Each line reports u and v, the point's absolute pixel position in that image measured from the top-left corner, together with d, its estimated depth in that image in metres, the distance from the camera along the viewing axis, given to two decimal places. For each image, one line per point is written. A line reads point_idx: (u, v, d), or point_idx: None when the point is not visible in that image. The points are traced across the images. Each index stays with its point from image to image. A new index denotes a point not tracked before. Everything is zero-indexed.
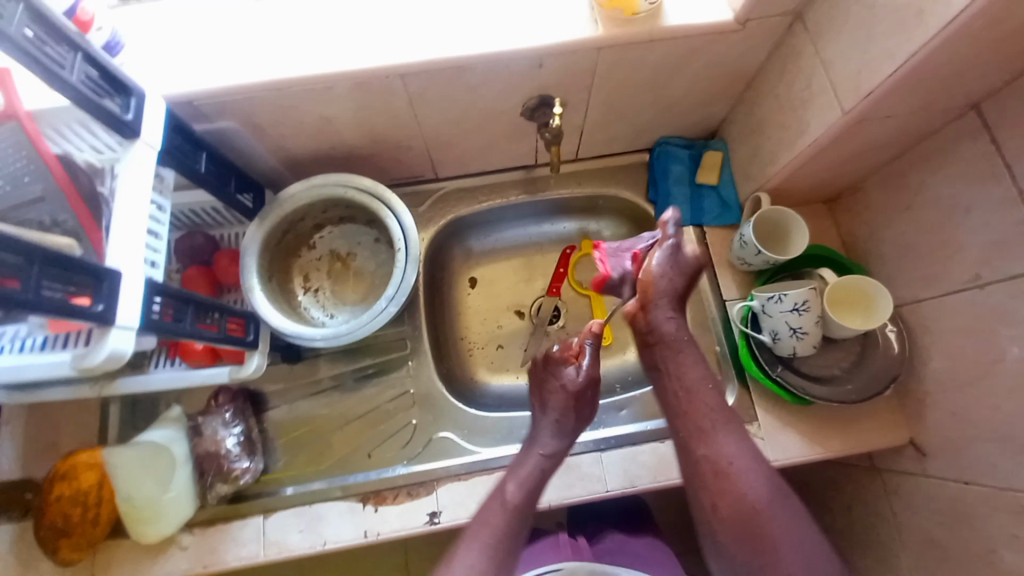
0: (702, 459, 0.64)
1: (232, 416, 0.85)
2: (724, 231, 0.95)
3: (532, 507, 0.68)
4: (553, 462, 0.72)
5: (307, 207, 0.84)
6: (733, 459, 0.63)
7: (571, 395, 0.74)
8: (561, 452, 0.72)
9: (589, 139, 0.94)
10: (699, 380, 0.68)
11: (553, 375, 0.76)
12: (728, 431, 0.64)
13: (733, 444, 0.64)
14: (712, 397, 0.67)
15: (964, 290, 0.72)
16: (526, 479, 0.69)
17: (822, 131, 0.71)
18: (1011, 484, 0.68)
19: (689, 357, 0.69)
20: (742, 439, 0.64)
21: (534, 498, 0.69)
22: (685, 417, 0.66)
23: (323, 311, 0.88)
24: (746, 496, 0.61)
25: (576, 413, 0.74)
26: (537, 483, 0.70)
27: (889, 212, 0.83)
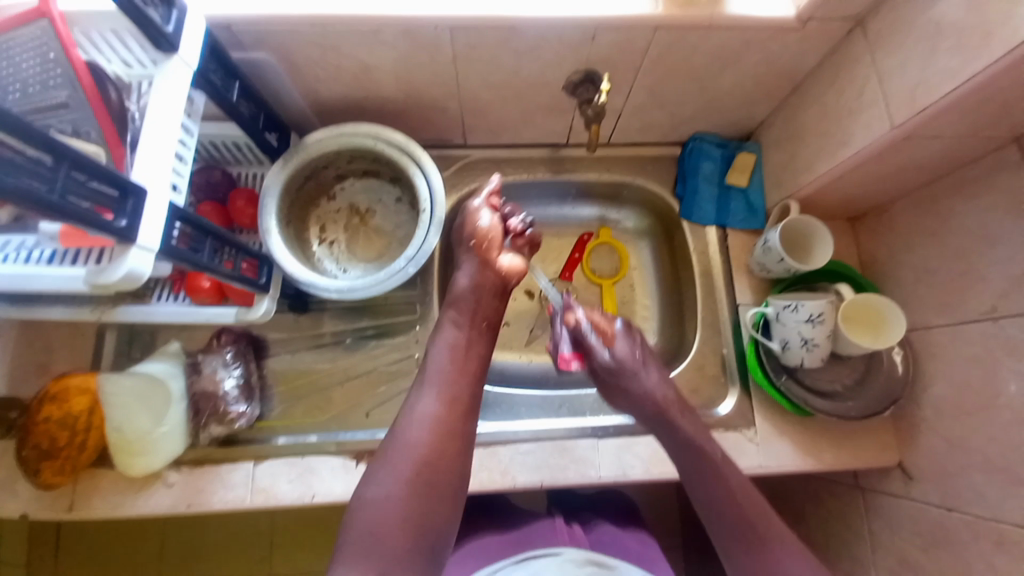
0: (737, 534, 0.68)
1: (233, 356, 0.83)
2: (746, 236, 0.94)
3: (451, 412, 0.64)
4: (467, 361, 0.68)
5: (334, 155, 0.81)
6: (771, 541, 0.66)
7: (489, 238, 0.76)
8: (460, 354, 0.69)
9: (625, 124, 0.93)
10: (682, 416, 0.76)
11: (471, 213, 0.79)
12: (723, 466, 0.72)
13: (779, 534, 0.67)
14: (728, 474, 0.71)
15: (977, 320, 0.73)
16: (432, 389, 0.65)
17: (864, 144, 0.71)
18: (996, 513, 0.70)
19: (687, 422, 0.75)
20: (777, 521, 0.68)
21: (449, 405, 0.65)
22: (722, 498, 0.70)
23: (336, 264, 0.85)
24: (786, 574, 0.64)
25: (475, 312, 0.72)
26: (450, 390, 0.66)
27: (911, 237, 0.84)
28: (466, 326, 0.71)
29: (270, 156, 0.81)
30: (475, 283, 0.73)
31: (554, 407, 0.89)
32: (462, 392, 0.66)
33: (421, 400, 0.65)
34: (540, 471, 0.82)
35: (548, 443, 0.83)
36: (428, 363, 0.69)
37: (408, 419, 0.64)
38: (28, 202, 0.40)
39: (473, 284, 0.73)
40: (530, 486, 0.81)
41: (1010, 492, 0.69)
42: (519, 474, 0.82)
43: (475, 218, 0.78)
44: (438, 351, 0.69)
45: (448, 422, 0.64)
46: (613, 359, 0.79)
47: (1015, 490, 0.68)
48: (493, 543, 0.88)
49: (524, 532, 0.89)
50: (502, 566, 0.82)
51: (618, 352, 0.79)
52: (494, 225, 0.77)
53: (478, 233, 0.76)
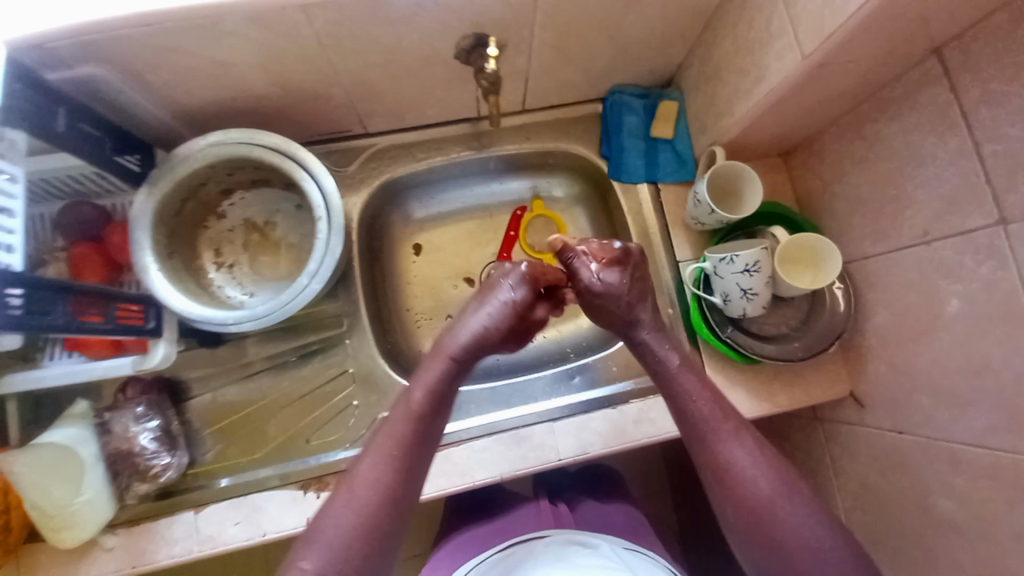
0: (710, 465, 0.60)
1: (145, 409, 0.76)
2: (680, 188, 0.89)
3: (402, 481, 0.57)
4: (431, 427, 0.61)
5: (208, 170, 0.72)
6: (738, 461, 0.59)
7: (513, 316, 0.67)
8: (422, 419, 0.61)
9: (536, 87, 0.85)
10: (709, 389, 0.64)
11: (507, 281, 0.68)
12: (741, 432, 0.60)
13: (734, 446, 0.59)
14: (699, 406, 0.63)
15: (911, 246, 0.71)
16: (391, 453, 0.58)
17: (780, 79, 0.66)
18: (945, 432, 0.71)
19: (675, 362, 0.66)
20: (748, 439, 0.60)
21: (400, 478, 0.57)
22: (685, 421, 0.63)
23: (241, 289, 0.77)
24: (752, 497, 0.57)
25: (453, 386, 0.64)
26: (405, 458, 0.58)
27: (842, 167, 0.80)
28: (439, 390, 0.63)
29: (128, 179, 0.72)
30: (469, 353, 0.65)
31: (506, 396, 0.86)
32: (412, 463, 0.58)
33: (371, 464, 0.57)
34: (497, 465, 0.79)
35: (501, 436, 0.80)
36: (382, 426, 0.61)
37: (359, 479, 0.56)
38: None
39: (470, 350, 0.65)
40: (489, 482, 0.79)
41: (955, 411, 0.69)
42: (476, 473, 0.79)
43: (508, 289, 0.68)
44: (406, 410, 0.61)
45: (396, 498, 0.56)
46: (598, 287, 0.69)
47: (960, 409, 0.69)
48: (477, 537, 0.86)
49: (508, 519, 0.88)
50: (485, 556, 0.76)
51: (602, 280, 0.69)
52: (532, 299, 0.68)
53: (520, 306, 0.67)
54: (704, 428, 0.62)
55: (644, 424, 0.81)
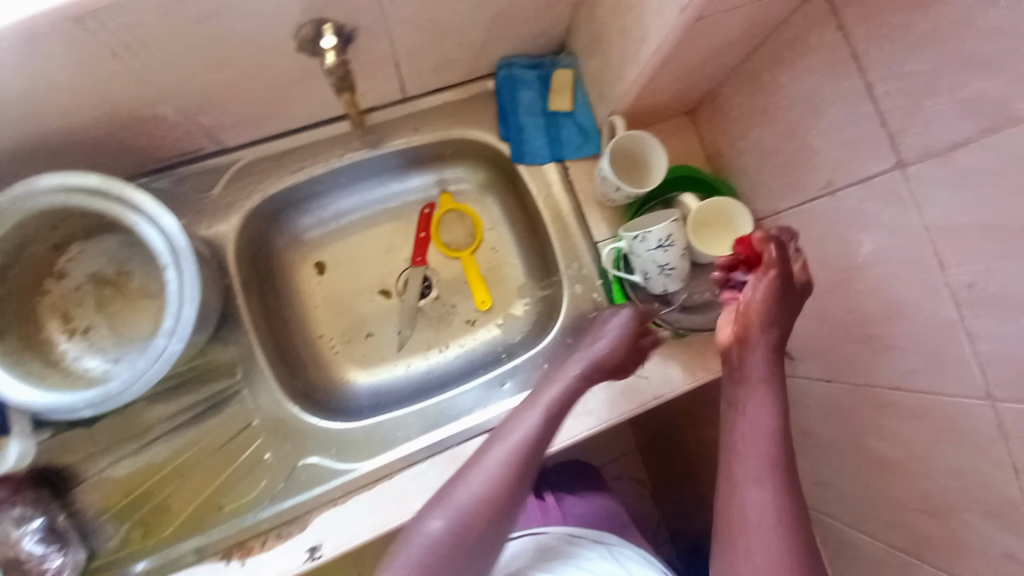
0: (727, 513, 0.55)
1: (25, 508, 0.66)
2: (588, 163, 0.83)
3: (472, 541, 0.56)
4: (511, 483, 0.59)
5: (21, 227, 0.59)
6: (759, 516, 0.54)
7: (609, 360, 0.71)
8: (511, 472, 0.60)
9: (411, 71, 0.76)
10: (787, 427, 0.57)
11: (613, 316, 0.74)
12: (769, 486, 0.54)
13: (761, 498, 0.54)
14: (770, 436, 0.56)
15: (820, 197, 0.69)
16: (477, 504, 0.57)
17: (663, 35, 0.60)
18: (870, 379, 0.71)
19: (767, 380, 0.59)
20: (779, 494, 0.54)
21: (480, 534, 0.56)
22: (729, 452, 0.57)
23: (105, 357, 0.66)
24: (757, 562, 0.52)
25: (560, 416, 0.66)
26: (509, 498, 0.59)
27: (745, 120, 0.77)
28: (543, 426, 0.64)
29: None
30: (586, 377, 0.69)
31: (433, 416, 0.77)
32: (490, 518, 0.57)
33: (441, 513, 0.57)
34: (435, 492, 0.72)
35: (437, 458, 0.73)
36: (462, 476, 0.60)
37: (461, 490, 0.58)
38: None
39: (578, 377, 0.69)
40: None
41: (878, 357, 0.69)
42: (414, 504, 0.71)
43: (609, 326, 0.73)
44: (511, 434, 0.63)
45: (466, 555, 0.56)
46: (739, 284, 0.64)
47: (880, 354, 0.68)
48: None
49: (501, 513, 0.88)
50: None
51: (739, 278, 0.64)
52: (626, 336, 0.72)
53: (606, 356, 0.71)
54: (736, 468, 0.56)
55: (582, 416, 0.77)
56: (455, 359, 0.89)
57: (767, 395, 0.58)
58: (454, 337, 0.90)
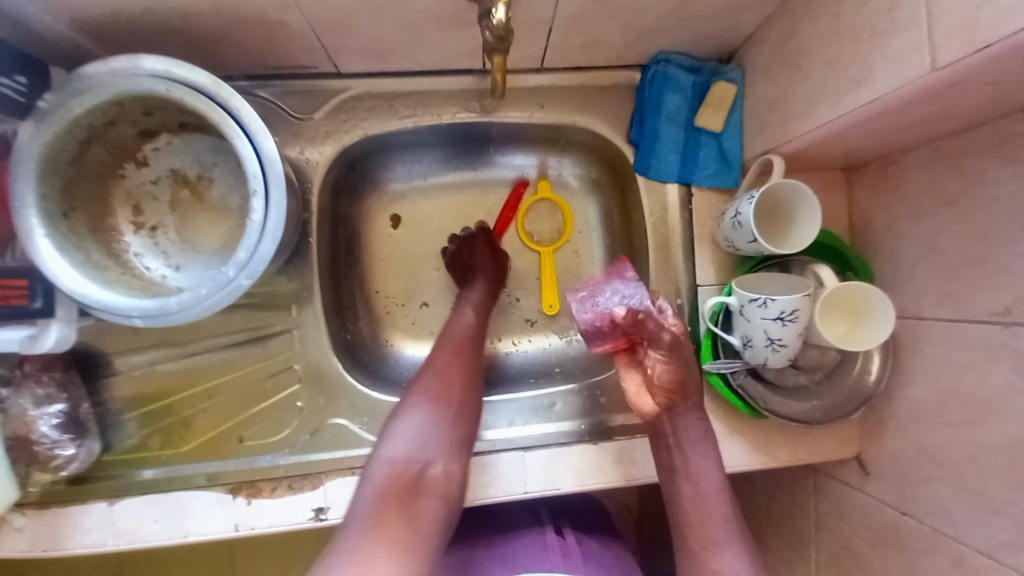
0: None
1: (50, 388, 0.65)
2: (716, 195, 0.74)
3: (449, 431, 0.61)
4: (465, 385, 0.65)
5: (114, 106, 0.54)
6: (734, 575, 0.58)
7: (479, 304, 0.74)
8: (459, 376, 0.65)
9: (560, 41, 0.66)
10: (721, 479, 0.64)
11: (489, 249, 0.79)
12: (729, 535, 0.60)
13: (734, 561, 0.59)
14: (721, 514, 0.62)
15: (985, 323, 0.58)
16: (435, 400, 0.62)
17: (887, 89, 0.49)
18: (955, 533, 0.62)
19: (710, 466, 0.65)
20: (747, 554, 0.60)
21: (447, 430, 0.61)
22: (695, 528, 0.62)
23: (165, 260, 0.63)
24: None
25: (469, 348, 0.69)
26: (452, 405, 0.62)
27: (919, 203, 0.65)
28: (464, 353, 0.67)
29: (9, 109, 0.54)
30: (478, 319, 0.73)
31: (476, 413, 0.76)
32: (453, 411, 0.62)
33: (416, 412, 0.61)
34: None
35: None
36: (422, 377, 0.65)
37: (417, 418, 0.60)
38: None
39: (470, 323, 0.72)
40: None
41: (977, 515, 0.60)
42: None
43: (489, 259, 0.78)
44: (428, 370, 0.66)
45: (442, 442, 0.60)
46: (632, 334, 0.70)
47: (983, 514, 0.59)
48: (464, 561, 0.73)
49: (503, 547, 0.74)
50: None
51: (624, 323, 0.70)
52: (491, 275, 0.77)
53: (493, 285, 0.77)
54: (696, 525, 0.62)
55: (624, 465, 0.72)
56: (506, 358, 0.84)
57: (692, 452, 0.65)
58: (508, 334, 0.85)
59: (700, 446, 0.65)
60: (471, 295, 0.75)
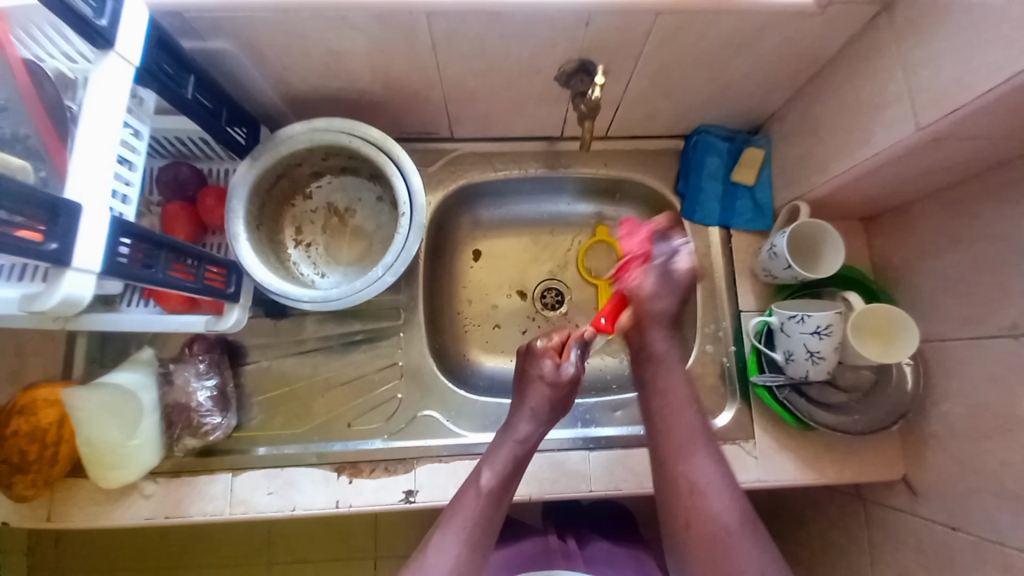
0: (681, 485, 0.63)
1: (206, 367, 0.80)
2: (752, 236, 0.89)
3: (476, 559, 0.60)
4: (496, 506, 0.64)
5: (306, 152, 0.75)
6: (708, 479, 0.62)
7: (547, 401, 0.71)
8: (496, 502, 0.64)
9: (625, 115, 0.86)
10: (690, 392, 0.68)
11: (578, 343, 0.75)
12: (699, 450, 0.64)
13: (710, 468, 0.63)
14: (689, 424, 0.66)
15: (999, 336, 0.68)
16: (469, 528, 0.62)
17: (886, 145, 0.65)
18: (1002, 538, 0.66)
19: (677, 378, 0.69)
20: (717, 461, 0.64)
21: (474, 556, 0.60)
22: (668, 440, 0.65)
23: (314, 268, 0.80)
24: (717, 517, 0.60)
25: (519, 469, 0.68)
26: (481, 531, 0.62)
27: (930, 242, 0.78)
28: (507, 477, 0.66)
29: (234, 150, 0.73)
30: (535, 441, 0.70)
31: None
32: (484, 536, 0.62)
33: (449, 540, 0.60)
34: (528, 484, 0.79)
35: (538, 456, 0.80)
36: (455, 505, 0.64)
37: (446, 545, 0.60)
38: None
39: (529, 440, 0.69)
40: (518, 500, 0.78)
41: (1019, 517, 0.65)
42: None
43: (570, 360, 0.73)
44: (476, 494, 0.64)
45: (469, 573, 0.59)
46: (666, 268, 0.72)
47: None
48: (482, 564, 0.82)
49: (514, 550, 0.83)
50: None
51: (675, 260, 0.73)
52: (576, 372, 0.73)
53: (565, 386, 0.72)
54: (677, 446, 0.65)
55: None
56: None
57: (663, 378, 0.69)
58: None
59: (660, 369, 0.70)
60: (534, 398, 0.71)
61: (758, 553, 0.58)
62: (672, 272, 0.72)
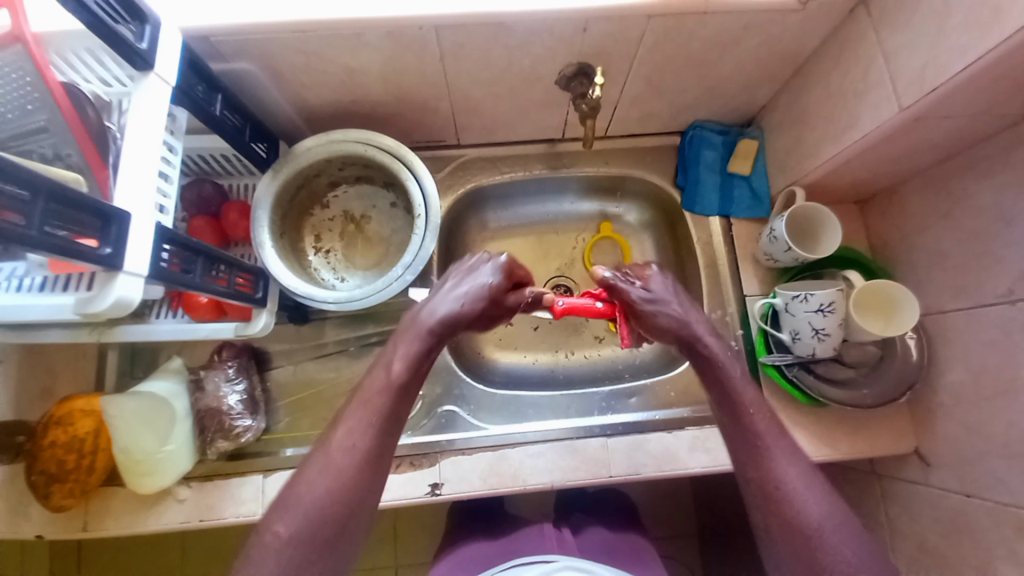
0: (759, 482, 0.60)
1: (236, 372, 0.83)
2: (752, 224, 0.92)
3: (383, 449, 0.59)
4: (404, 394, 0.62)
5: (324, 163, 0.79)
6: (790, 478, 0.59)
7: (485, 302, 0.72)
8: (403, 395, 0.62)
9: (622, 115, 0.90)
10: (758, 393, 0.66)
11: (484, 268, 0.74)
12: (782, 447, 0.61)
13: (788, 465, 0.60)
14: (761, 419, 0.63)
15: (995, 304, 0.70)
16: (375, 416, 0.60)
17: (872, 127, 0.68)
18: (1015, 499, 0.68)
19: (740, 379, 0.67)
20: (797, 457, 0.61)
21: (381, 446, 0.59)
22: (743, 435, 0.63)
23: (334, 274, 0.84)
24: (803, 517, 0.57)
25: (428, 356, 0.66)
26: (388, 422, 0.60)
27: (922, 220, 0.81)
28: (417, 374, 0.64)
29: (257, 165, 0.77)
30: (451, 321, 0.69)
31: (563, 407, 0.88)
32: (387, 427, 0.60)
33: (351, 431, 0.59)
34: (550, 473, 0.81)
35: (556, 445, 0.82)
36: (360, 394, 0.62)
37: (347, 437, 0.58)
38: (9, 238, 0.39)
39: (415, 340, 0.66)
40: (540, 488, 0.80)
41: None
42: (529, 477, 0.80)
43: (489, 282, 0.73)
44: (384, 378, 0.62)
45: (372, 462, 0.58)
46: (648, 296, 0.75)
47: None
48: (477, 551, 0.84)
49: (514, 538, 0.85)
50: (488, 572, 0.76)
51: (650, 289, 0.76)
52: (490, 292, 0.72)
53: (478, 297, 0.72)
54: (752, 442, 0.62)
55: (698, 452, 0.82)
56: (579, 368, 0.97)
57: (728, 377, 0.67)
58: (579, 348, 0.98)
59: (720, 369, 0.69)
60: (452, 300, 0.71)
61: (853, 549, 0.55)
62: (655, 294, 0.75)
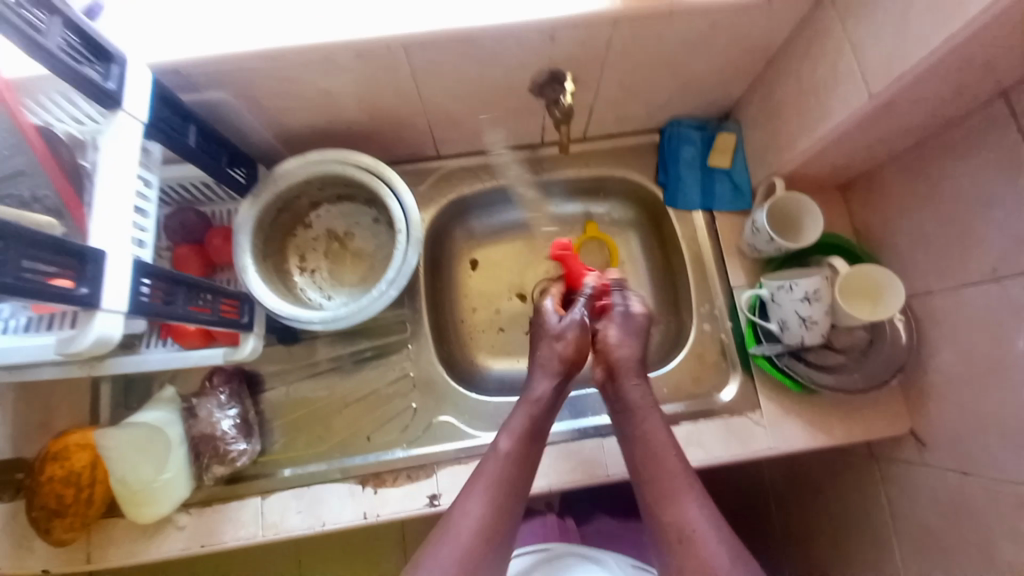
0: (674, 529, 0.65)
1: (227, 397, 0.83)
2: (735, 217, 0.92)
3: (501, 509, 0.65)
4: (521, 459, 0.69)
5: (303, 183, 0.79)
6: (696, 523, 0.65)
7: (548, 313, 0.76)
8: (519, 462, 0.69)
9: (599, 117, 0.90)
10: (672, 437, 0.72)
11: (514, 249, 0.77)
12: (688, 494, 0.67)
13: (694, 510, 0.65)
14: (673, 468, 0.69)
15: (979, 284, 0.70)
16: (490, 483, 0.67)
17: (845, 115, 0.68)
18: (1011, 477, 0.68)
19: (657, 424, 0.72)
20: (704, 505, 0.66)
21: (502, 512, 0.66)
22: (657, 484, 0.68)
23: (321, 293, 0.84)
24: (708, 562, 0.62)
25: (537, 429, 0.71)
26: (507, 487, 0.67)
27: (903, 203, 0.81)
28: (525, 436, 0.70)
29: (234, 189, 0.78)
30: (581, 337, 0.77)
31: (556, 410, 0.88)
32: (506, 490, 0.67)
33: (472, 500, 0.66)
34: (546, 476, 0.81)
35: (551, 448, 0.82)
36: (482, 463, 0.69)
37: (463, 510, 0.65)
38: None
39: (545, 402, 0.72)
40: (538, 492, 0.81)
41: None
42: None
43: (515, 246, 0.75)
44: (496, 457, 0.69)
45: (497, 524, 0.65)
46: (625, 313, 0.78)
47: None
48: None
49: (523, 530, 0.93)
50: None
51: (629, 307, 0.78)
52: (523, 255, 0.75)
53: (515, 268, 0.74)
54: (664, 488, 0.68)
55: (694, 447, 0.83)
56: (572, 371, 0.98)
57: (647, 424, 0.72)
58: None
59: (634, 415, 0.72)
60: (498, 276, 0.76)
61: None
62: (631, 316, 0.78)
